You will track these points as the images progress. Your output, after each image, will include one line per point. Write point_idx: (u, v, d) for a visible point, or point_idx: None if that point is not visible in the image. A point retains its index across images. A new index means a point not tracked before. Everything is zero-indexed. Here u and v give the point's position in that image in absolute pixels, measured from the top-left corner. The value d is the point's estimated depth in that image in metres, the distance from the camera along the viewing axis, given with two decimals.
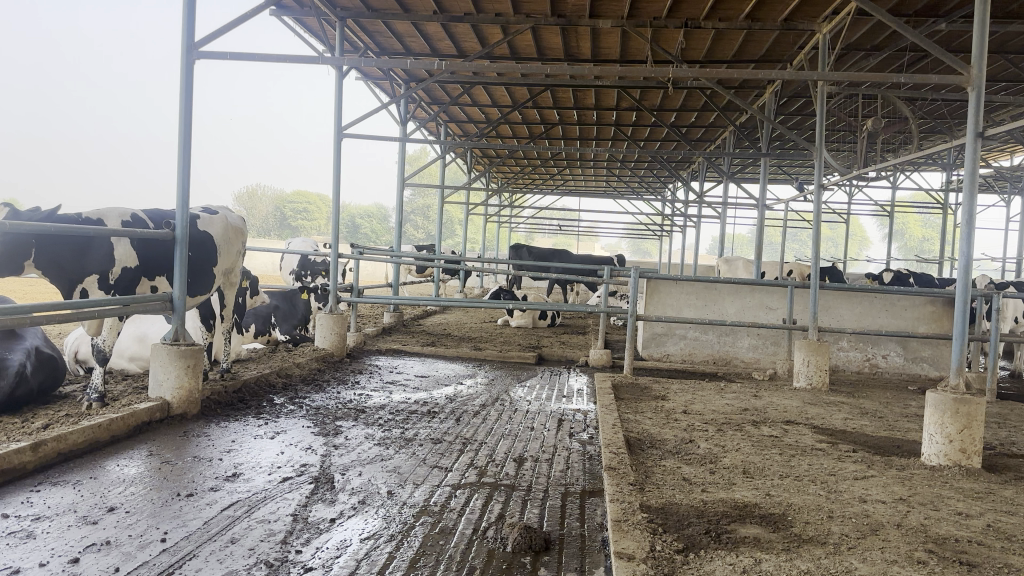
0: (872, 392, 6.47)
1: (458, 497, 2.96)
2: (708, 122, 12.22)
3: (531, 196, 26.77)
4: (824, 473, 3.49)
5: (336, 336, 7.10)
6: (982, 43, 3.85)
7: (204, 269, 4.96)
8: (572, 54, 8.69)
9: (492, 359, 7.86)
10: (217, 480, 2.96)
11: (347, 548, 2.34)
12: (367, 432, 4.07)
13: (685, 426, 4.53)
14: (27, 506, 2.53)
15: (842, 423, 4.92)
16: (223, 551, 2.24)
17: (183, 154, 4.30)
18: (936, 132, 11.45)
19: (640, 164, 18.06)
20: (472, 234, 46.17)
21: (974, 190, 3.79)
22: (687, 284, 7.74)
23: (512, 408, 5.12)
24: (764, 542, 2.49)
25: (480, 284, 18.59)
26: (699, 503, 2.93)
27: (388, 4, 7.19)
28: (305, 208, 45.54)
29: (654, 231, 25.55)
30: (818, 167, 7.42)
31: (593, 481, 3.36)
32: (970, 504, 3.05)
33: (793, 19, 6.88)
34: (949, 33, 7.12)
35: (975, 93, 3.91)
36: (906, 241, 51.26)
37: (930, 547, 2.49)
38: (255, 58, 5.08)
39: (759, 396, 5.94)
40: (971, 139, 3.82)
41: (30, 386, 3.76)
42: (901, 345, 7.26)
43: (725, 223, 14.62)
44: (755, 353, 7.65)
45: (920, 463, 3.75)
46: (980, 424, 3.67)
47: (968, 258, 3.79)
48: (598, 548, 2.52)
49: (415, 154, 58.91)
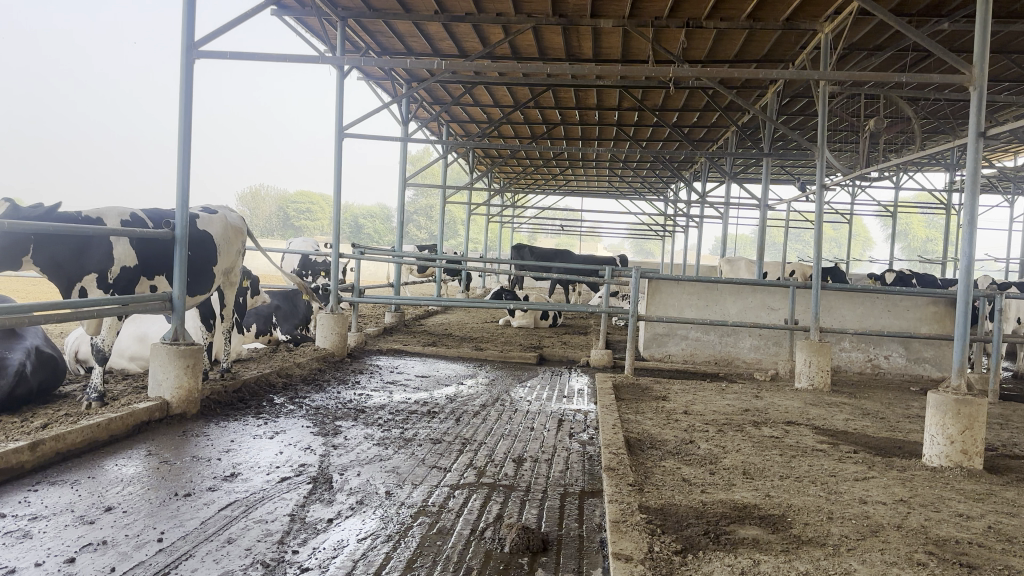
0: (875, 393, 6.44)
1: (457, 497, 2.95)
2: (711, 122, 12.20)
3: (534, 196, 26.73)
4: (825, 474, 3.47)
5: (337, 336, 7.10)
6: (984, 43, 3.83)
7: (204, 269, 4.97)
8: (573, 54, 8.68)
9: (493, 359, 7.85)
10: (215, 480, 2.95)
11: (344, 549, 2.33)
12: (367, 431, 4.06)
13: (686, 427, 4.52)
14: (24, 506, 2.52)
15: (844, 424, 4.89)
16: (219, 551, 2.23)
17: (183, 154, 4.30)
18: (939, 132, 11.43)
19: (643, 164, 18.04)
20: (475, 234, 46.15)
21: (977, 189, 3.78)
22: (689, 285, 7.72)
23: (512, 408, 5.11)
24: (763, 544, 2.48)
25: (482, 284, 18.58)
26: (698, 504, 2.91)
27: (389, 5, 7.19)
28: (307, 208, 45.59)
29: (656, 231, 25.50)
30: (820, 167, 7.38)
31: (592, 482, 3.36)
32: (971, 506, 3.03)
33: (795, 19, 6.86)
34: (952, 33, 7.10)
35: (977, 92, 3.89)
36: (910, 242, 51.05)
37: (930, 549, 2.47)
38: (255, 57, 5.09)
39: (760, 396, 5.92)
40: (973, 139, 3.81)
41: (31, 386, 3.76)
42: (904, 345, 7.24)
43: (727, 223, 14.59)
44: (757, 353, 7.63)
45: (922, 464, 3.73)
46: (981, 425, 3.65)
47: (970, 258, 3.77)
48: (597, 549, 2.51)
49: (418, 155, 58.96)
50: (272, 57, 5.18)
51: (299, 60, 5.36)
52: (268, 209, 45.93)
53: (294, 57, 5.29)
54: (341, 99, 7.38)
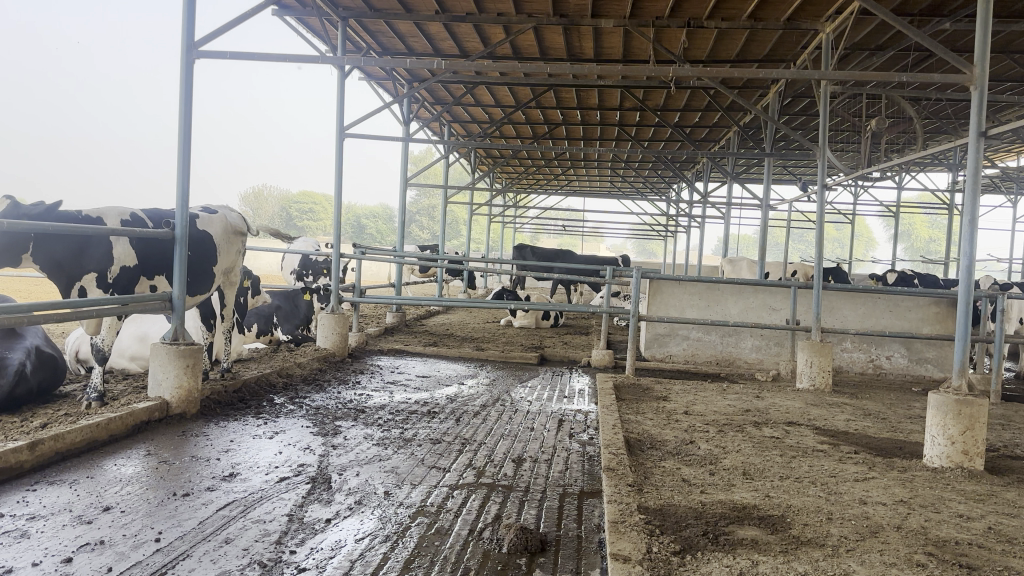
0: (876, 393, 6.43)
1: (455, 497, 2.95)
2: (712, 122, 12.19)
3: (536, 196, 26.70)
4: (825, 474, 3.46)
5: (338, 336, 7.10)
6: (985, 42, 3.82)
7: (204, 268, 4.97)
8: (574, 54, 8.67)
9: (494, 359, 7.85)
10: (214, 480, 2.95)
11: (341, 549, 2.33)
12: (366, 432, 4.06)
13: (687, 427, 4.51)
14: (21, 505, 2.52)
15: (845, 424, 4.88)
16: (217, 551, 2.23)
17: (183, 154, 4.30)
18: (941, 132, 11.41)
19: (644, 164, 18.02)
20: (477, 234, 46.13)
21: (978, 189, 3.76)
22: (690, 285, 7.71)
23: (513, 409, 5.11)
24: (761, 544, 2.47)
25: (484, 284, 18.57)
26: (698, 504, 2.90)
27: (391, 5, 7.20)
28: (310, 208, 45.64)
29: (658, 231, 25.47)
30: (822, 167, 7.34)
31: (591, 482, 3.36)
32: (971, 506, 3.02)
33: (796, 19, 6.85)
34: (954, 33, 7.08)
35: (979, 91, 3.88)
36: (913, 242, 50.93)
37: (929, 550, 2.46)
38: (256, 57, 5.09)
39: (761, 397, 5.91)
40: (974, 138, 3.79)
41: (31, 385, 3.77)
42: (906, 346, 7.22)
43: (729, 223, 14.56)
44: (759, 354, 7.62)
45: (923, 465, 3.72)
46: (983, 425, 3.63)
47: (972, 258, 3.75)
48: (595, 549, 2.50)
49: (420, 155, 58.91)
50: (273, 57, 5.18)
51: (299, 60, 5.36)
52: (270, 209, 45.98)
53: (294, 57, 5.30)
54: (342, 99, 7.38)
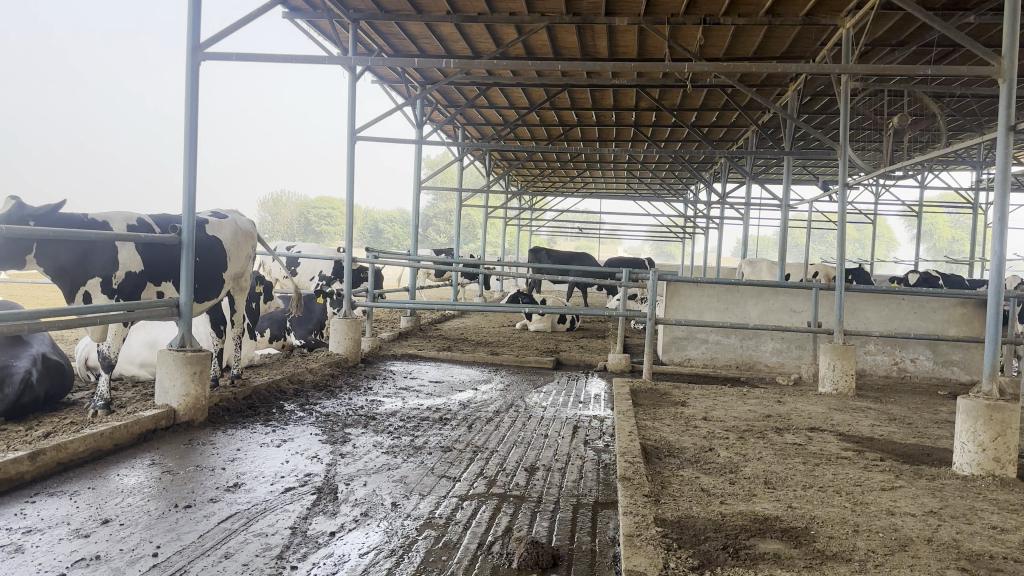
0: (901, 397, 6.22)
1: (465, 509, 2.86)
2: (729, 121, 12.05)
3: (553, 199, 26.63)
4: (850, 483, 3.31)
5: (351, 340, 7.03)
6: (1012, 30, 3.65)
7: (215, 274, 4.93)
8: (588, 53, 8.57)
9: (508, 363, 7.74)
10: (217, 490, 2.89)
11: (344, 564, 2.24)
12: (376, 440, 3.97)
13: (705, 434, 4.37)
14: (19, 518, 2.47)
15: (869, 429, 4.71)
16: (215, 567, 2.16)
17: (190, 157, 4.25)
18: (967, 128, 11.11)
19: (660, 164, 17.81)
20: (492, 238, 46.22)
21: (1007, 185, 3.58)
22: (708, 287, 7.55)
23: (527, 415, 4.99)
24: (784, 559, 2.34)
25: (501, 287, 18.52)
26: (717, 516, 2.77)
27: (400, 6, 7.13)
28: (326, 213, 46.05)
29: (676, 233, 25.20)
30: (842, 164, 7.07)
31: (605, 492, 3.24)
32: (1005, 518, 2.86)
33: (815, 13, 6.68)
34: (979, 25, 6.86)
35: (1008, 84, 3.71)
36: (935, 243, 50.21)
37: (962, 564, 2.32)
38: (264, 59, 5.05)
39: (782, 401, 5.73)
40: (1002, 133, 3.62)
41: (37, 394, 3.74)
42: (931, 348, 7.00)
43: (747, 223, 14.19)
44: (779, 357, 7.44)
45: (951, 473, 3.56)
46: (1015, 432, 3.45)
47: (1001, 259, 3.58)
48: (609, 565, 2.39)
49: (436, 158, 59.06)
50: (279, 58, 5.13)
51: (307, 63, 5.31)
52: (287, 214, 46.22)
53: (300, 58, 5.24)
54: (352, 102, 7.35)
